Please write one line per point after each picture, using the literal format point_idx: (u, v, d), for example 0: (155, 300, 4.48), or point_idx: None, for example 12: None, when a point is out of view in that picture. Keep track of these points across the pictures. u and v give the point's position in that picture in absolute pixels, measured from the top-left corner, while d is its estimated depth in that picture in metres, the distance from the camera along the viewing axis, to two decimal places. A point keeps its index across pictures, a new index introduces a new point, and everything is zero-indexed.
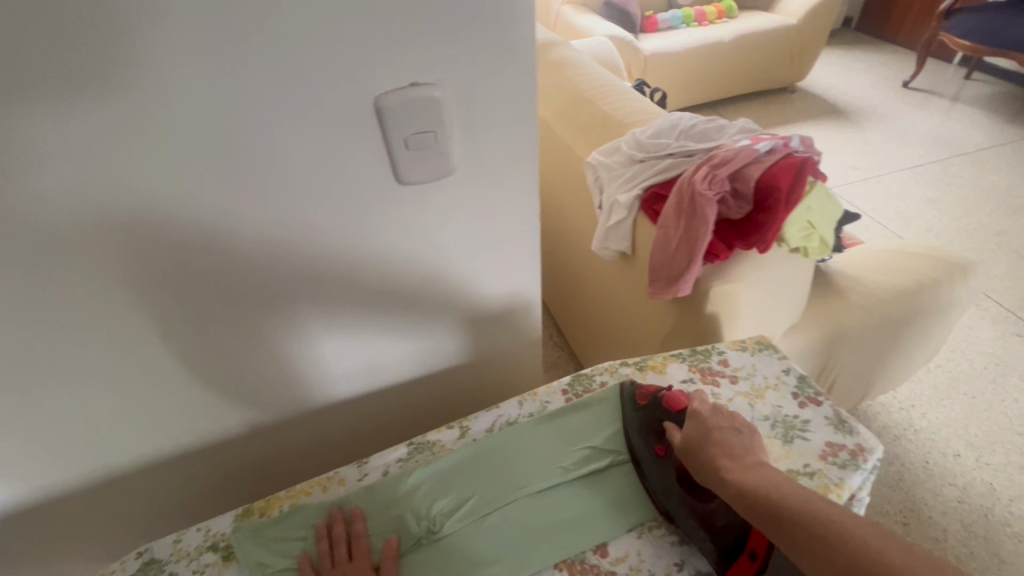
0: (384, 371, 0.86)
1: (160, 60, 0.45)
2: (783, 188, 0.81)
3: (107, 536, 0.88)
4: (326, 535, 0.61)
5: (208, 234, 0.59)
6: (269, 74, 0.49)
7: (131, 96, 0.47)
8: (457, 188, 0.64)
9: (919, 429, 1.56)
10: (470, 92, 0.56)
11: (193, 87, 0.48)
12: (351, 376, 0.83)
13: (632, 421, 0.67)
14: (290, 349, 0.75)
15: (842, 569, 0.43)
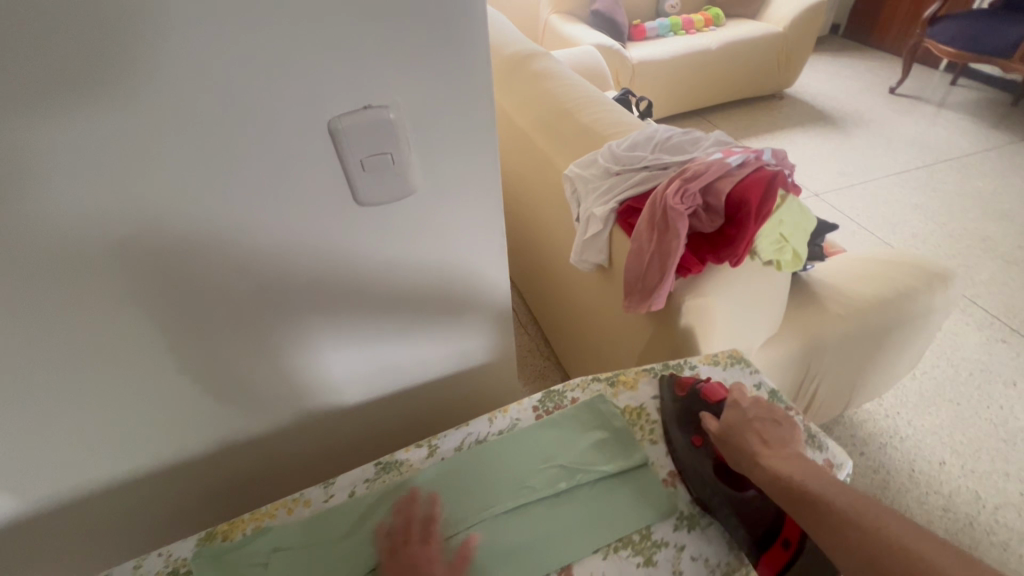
0: (389, 375, 0.85)
1: (94, 90, 0.43)
2: (753, 201, 0.81)
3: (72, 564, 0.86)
4: (404, 512, 0.63)
5: (163, 265, 0.57)
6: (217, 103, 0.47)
7: (60, 128, 0.44)
8: (420, 208, 0.64)
9: (905, 436, 1.56)
10: (425, 113, 0.55)
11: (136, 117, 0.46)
12: (352, 382, 0.82)
13: (671, 410, 0.71)
14: (292, 359, 0.74)
15: (872, 546, 0.48)
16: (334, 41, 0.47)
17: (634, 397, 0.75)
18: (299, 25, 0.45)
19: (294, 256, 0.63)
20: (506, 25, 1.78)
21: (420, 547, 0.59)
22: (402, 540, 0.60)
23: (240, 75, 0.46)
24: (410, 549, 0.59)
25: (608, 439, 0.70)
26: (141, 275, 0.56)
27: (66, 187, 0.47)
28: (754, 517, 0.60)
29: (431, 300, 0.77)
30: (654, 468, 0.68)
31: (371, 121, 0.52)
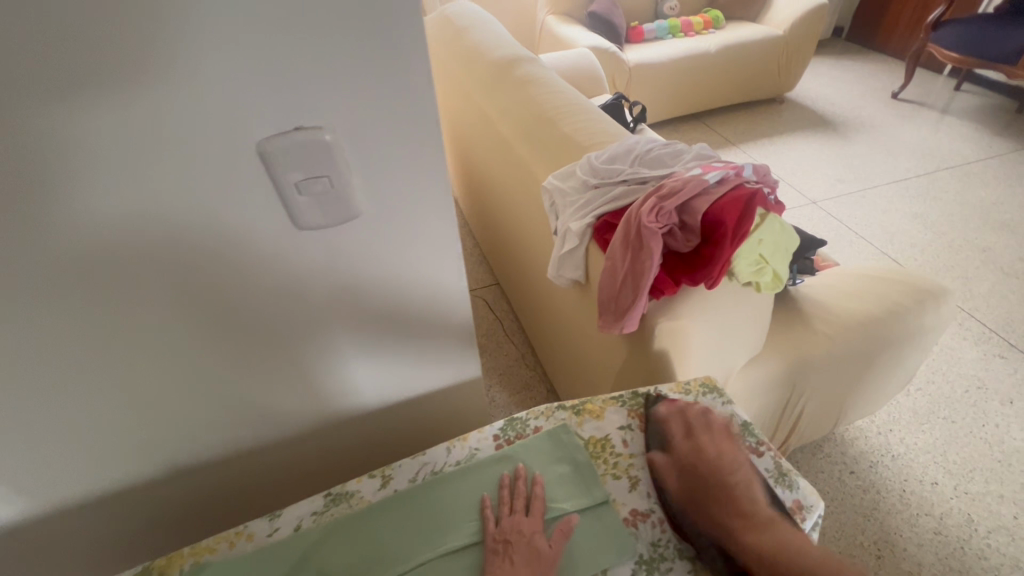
0: (384, 388, 0.85)
1: None
2: (730, 222, 0.78)
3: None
4: (508, 488, 0.64)
5: (82, 295, 0.53)
6: (123, 128, 0.43)
7: None
8: (368, 231, 0.60)
9: (897, 455, 1.52)
10: (365, 134, 0.51)
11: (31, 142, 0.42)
12: (344, 393, 0.82)
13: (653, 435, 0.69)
14: (282, 370, 0.74)
15: None
16: (253, 62, 0.43)
17: (600, 427, 0.71)
18: (212, 45, 0.41)
19: (233, 280, 0.59)
20: (495, 27, 1.74)
21: (525, 521, 0.60)
22: (504, 512, 0.62)
23: (148, 98, 0.42)
24: (512, 522, 0.60)
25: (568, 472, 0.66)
26: (59, 305, 0.53)
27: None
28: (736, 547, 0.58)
29: (389, 322, 0.74)
30: (615, 505, 0.64)
31: (303, 144, 0.48)
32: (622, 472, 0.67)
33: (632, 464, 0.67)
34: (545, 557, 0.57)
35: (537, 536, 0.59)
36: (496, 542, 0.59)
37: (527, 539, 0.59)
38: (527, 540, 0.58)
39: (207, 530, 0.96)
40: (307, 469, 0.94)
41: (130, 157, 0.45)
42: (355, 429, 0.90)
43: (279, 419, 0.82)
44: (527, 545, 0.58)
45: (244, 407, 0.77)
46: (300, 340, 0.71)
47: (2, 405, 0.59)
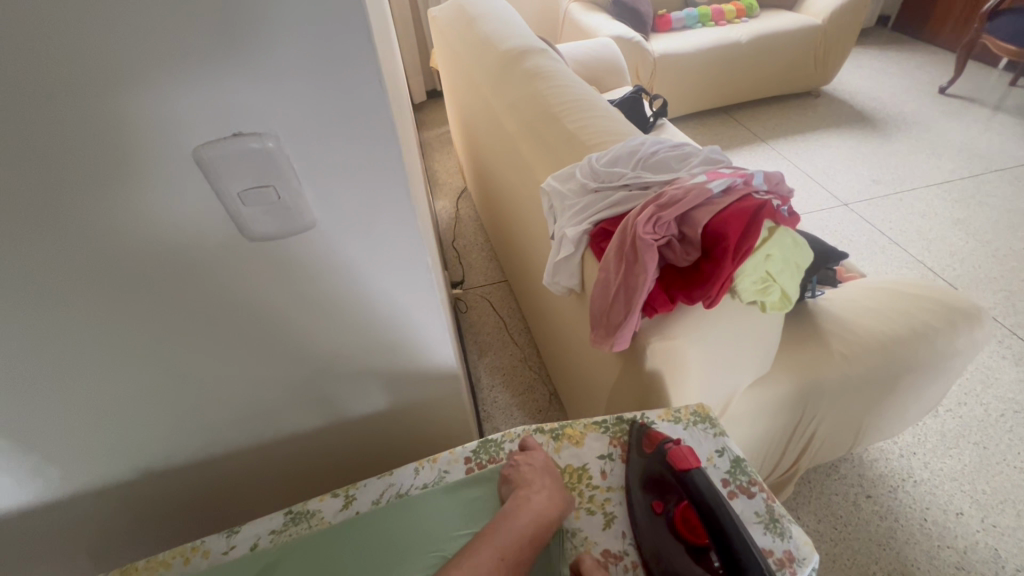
0: (361, 398, 0.82)
1: None
2: (733, 236, 0.71)
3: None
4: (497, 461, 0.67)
5: (24, 293, 0.52)
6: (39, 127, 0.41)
7: None
8: (327, 242, 0.56)
9: (919, 480, 1.42)
10: (313, 143, 0.47)
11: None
12: (319, 400, 0.80)
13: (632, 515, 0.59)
14: (250, 377, 0.72)
15: None
16: (178, 61, 0.39)
17: (578, 455, 0.66)
18: (129, 40, 0.38)
19: (186, 286, 0.57)
20: (509, 17, 1.67)
21: (541, 453, 0.64)
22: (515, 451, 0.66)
23: (67, 96, 0.39)
24: (528, 453, 0.64)
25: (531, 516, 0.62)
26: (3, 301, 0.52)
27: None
28: None
29: (360, 332, 0.71)
30: (587, 545, 0.59)
31: (244, 151, 0.45)
32: (597, 507, 0.62)
33: (608, 499, 0.62)
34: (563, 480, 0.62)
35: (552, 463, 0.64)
36: (518, 466, 0.62)
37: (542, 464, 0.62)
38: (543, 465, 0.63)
39: (190, 528, 0.96)
40: (288, 473, 0.92)
41: (58, 156, 0.43)
42: (334, 435, 0.88)
43: (253, 424, 0.80)
44: (546, 467, 0.62)
45: (212, 410, 0.75)
46: (266, 348, 0.68)
47: None
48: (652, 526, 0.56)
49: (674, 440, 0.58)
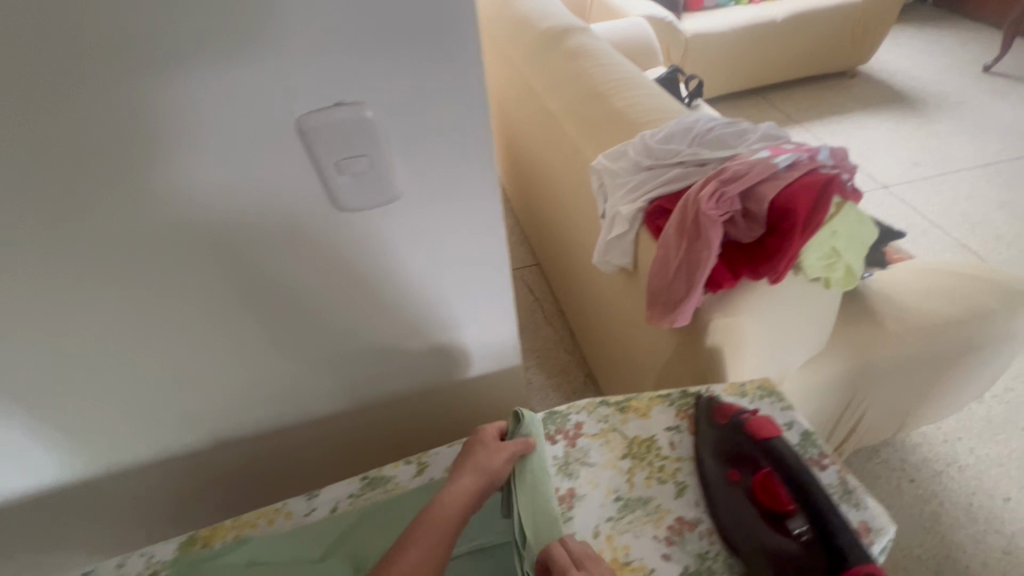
0: (421, 374, 0.83)
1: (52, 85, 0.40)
2: (802, 211, 0.70)
3: (77, 539, 0.88)
4: (562, 433, 0.67)
5: (119, 261, 0.53)
6: (154, 95, 0.42)
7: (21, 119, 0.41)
8: (411, 217, 0.57)
9: (964, 465, 1.41)
10: (409, 112, 0.48)
11: (68, 109, 0.42)
12: (383, 376, 0.81)
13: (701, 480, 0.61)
14: (320, 351, 0.73)
15: None
16: (293, 28, 0.41)
17: (645, 427, 0.67)
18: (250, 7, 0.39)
19: (268, 257, 0.58)
20: None
21: (488, 430, 0.63)
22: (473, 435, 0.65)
23: (189, 65, 0.41)
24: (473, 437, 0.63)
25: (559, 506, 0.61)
26: (98, 268, 0.53)
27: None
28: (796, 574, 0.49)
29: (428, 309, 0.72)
30: (660, 513, 0.60)
31: (345, 120, 0.46)
32: (668, 476, 0.63)
33: (680, 468, 0.63)
34: (502, 450, 0.60)
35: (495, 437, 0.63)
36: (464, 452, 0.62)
37: (495, 441, 0.62)
38: (495, 441, 0.61)
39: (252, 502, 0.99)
40: (343, 449, 0.94)
41: (175, 125, 0.44)
42: (389, 411, 0.89)
43: (315, 397, 0.81)
44: (480, 445, 0.61)
45: (282, 384, 0.77)
46: (335, 322, 0.69)
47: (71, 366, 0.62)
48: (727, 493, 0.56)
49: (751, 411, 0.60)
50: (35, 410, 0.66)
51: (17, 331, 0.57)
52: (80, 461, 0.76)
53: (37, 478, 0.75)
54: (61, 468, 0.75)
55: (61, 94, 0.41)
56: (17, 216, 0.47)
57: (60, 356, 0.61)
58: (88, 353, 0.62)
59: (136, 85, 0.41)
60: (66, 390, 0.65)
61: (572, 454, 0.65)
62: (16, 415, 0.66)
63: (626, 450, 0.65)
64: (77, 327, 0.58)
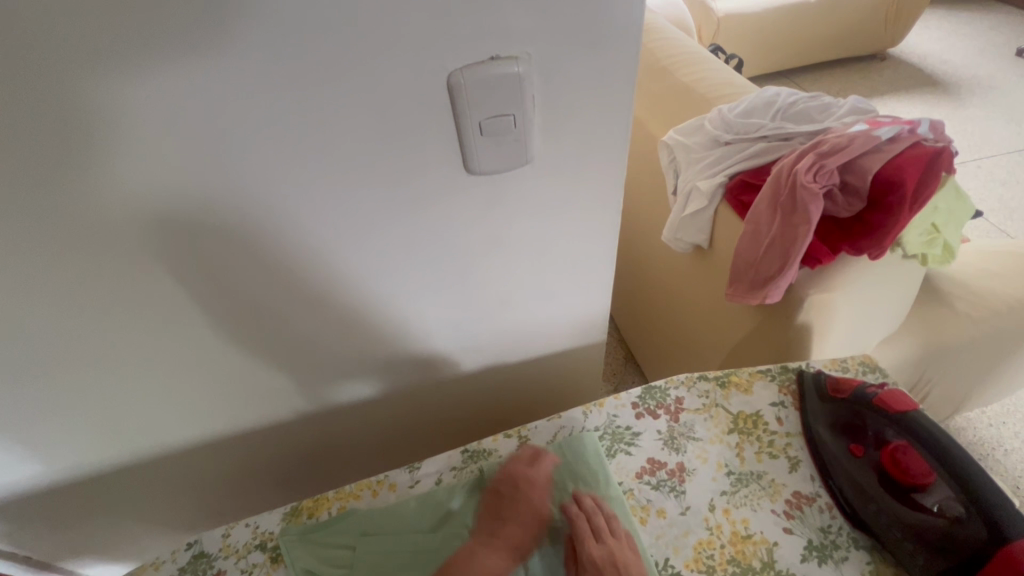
0: (502, 355, 0.81)
1: (220, 32, 0.40)
2: (908, 185, 0.70)
3: (149, 514, 0.88)
4: (663, 408, 0.66)
5: (242, 218, 0.53)
6: (313, 45, 0.42)
7: (181, 67, 0.41)
8: (532, 182, 0.57)
9: (1011, 449, 1.36)
10: (552, 68, 0.47)
11: (228, 56, 0.42)
12: (468, 353, 0.79)
13: (815, 458, 0.60)
14: (408, 327, 0.71)
15: None
16: None
17: (748, 401, 0.66)
18: None
19: (383, 221, 0.57)
20: None
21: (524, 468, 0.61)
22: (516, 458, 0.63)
23: (353, 12, 0.41)
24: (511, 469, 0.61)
25: (587, 513, 0.57)
26: (216, 223, 0.53)
27: (146, 127, 0.44)
28: (940, 543, 0.49)
29: (523, 283, 0.70)
30: (776, 488, 0.59)
31: (496, 75, 0.45)
32: (779, 452, 0.62)
33: (790, 444, 0.63)
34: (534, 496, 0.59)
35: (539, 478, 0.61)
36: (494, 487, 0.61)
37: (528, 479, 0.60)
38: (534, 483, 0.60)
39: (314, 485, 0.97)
40: (411, 433, 0.91)
41: (327, 76, 0.44)
42: (458, 395, 0.86)
43: (395, 375, 0.79)
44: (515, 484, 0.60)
45: (368, 362, 0.76)
46: (430, 295, 0.67)
47: (175, 329, 0.62)
48: (855, 466, 0.57)
49: (878, 385, 0.60)
50: (134, 373, 0.66)
51: (134, 290, 0.57)
52: (164, 430, 0.75)
53: (124, 447, 0.75)
54: (145, 437, 0.75)
55: (225, 40, 0.41)
56: (150, 168, 0.47)
57: (167, 319, 0.61)
58: (194, 317, 0.62)
59: (299, 31, 0.41)
60: (163, 357, 0.65)
61: (676, 429, 0.65)
62: (113, 381, 0.66)
63: (731, 425, 0.64)
64: (189, 288, 0.58)
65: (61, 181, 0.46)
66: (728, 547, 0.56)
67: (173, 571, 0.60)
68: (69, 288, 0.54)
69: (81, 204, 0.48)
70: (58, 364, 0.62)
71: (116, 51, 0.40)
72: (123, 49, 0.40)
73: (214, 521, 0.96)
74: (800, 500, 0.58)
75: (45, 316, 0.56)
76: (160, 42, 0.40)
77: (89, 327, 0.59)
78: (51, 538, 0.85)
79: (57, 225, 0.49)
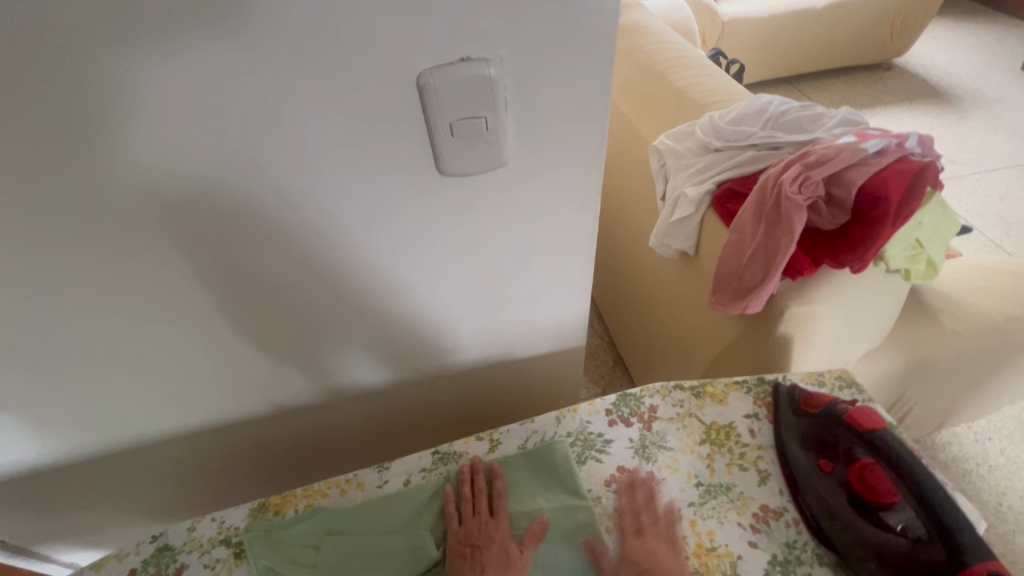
0: (481, 356, 0.80)
1: (184, 26, 0.40)
2: (892, 201, 0.69)
3: (122, 503, 0.88)
4: (637, 416, 0.66)
5: (211, 213, 0.52)
6: (280, 42, 0.42)
7: (143, 61, 0.41)
8: (509, 185, 0.56)
9: (995, 465, 1.36)
10: (527, 72, 0.47)
11: (193, 51, 0.41)
12: (446, 353, 0.78)
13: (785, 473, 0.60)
14: (383, 326, 0.71)
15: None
16: None
17: (723, 413, 0.66)
18: None
19: (356, 221, 0.56)
20: None
21: (493, 524, 0.57)
22: (468, 510, 0.58)
23: (321, 11, 0.40)
24: (477, 523, 0.57)
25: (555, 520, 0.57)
26: (184, 217, 0.52)
27: (110, 118, 0.44)
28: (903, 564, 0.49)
29: (501, 286, 0.69)
30: (744, 500, 0.59)
31: (468, 77, 0.45)
32: (750, 464, 0.62)
33: (761, 457, 0.62)
34: (515, 564, 0.54)
35: (503, 529, 0.57)
36: (465, 545, 0.56)
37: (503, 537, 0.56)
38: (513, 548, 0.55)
39: (291, 480, 0.97)
40: (390, 431, 0.91)
41: (295, 74, 0.44)
42: (437, 394, 0.86)
43: (373, 372, 0.78)
44: (495, 550, 0.55)
45: (343, 360, 0.75)
46: (407, 295, 0.67)
47: (145, 321, 0.62)
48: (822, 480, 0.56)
49: (852, 402, 0.61)
50: (104, 364, 0.65)
51: (102, 283, 0.56)
52: (136, 421, 0.75)
53: (96, 437, 0.75)
54: (116, 428, 0.74)
55: (189, 35, 0.40)
56: (115, 161, 0.46)
57: (138, 312, 0.60)
58: (164, 311, 0.61)
59: (264, 27, 0.41)
60: (134, 350, 0.65)
61: (648, 437, 0.64)
62: (83, 371, 0.65)
63: (703, 436, 0.64)
64: (157, 282, 0.58)
65: (23, 171, 0.46)
66: (692, 559, 0.56)
67: (136, 563, 0.60)
68: (35, 278, 0.54)
69: (46, 196, 0.48)
70: (25, 353, 0.61)
71: (75, 42, 0.39)
72: (82, 41, 0.39)
73: (189, 512, 0.96)
74: (767, 515, 0.58)
75: (11, 305, 0.56)
76: (121, 35, 0.39)
77: (56, 319, 0.58)
78: (23, 524, 0.85)
79: (22, 215, 0.49)
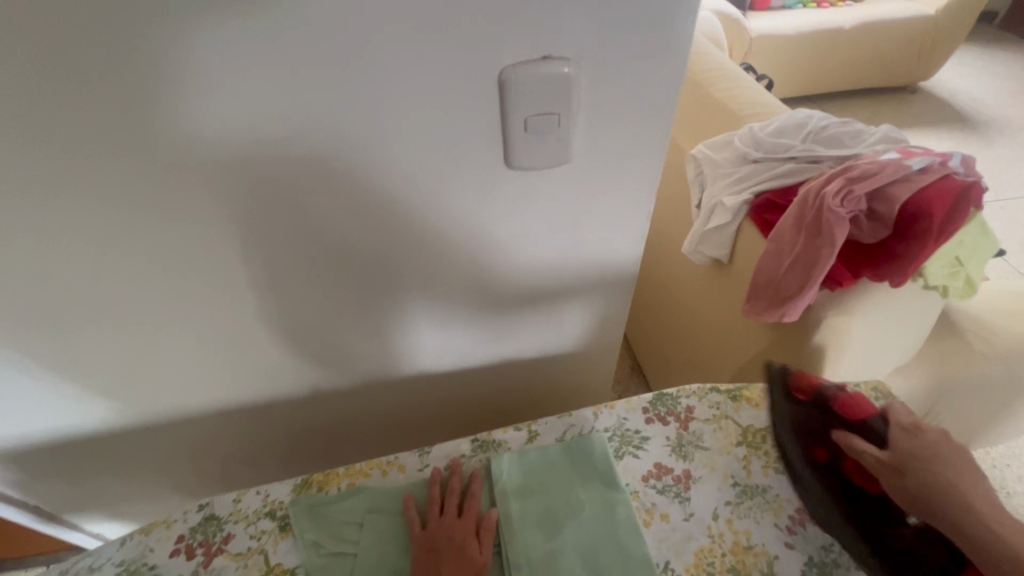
0: (516, 350, 0.82)
1: (284, 13, 0.42)
2: (935, 218, 0.70)
3: (156, 474, 0.90)
4: (673, 416, 0.67)
5: (280, 192, 0.55)
6: (370, 32, 0.44)
7: (242, 43, 0.43)
8: (568, 182, 0.58)
9: (1014, 492, 1.35)
10: (599, 73, 0.49)
11: (289, 36, 0.43)
12: (483, 345, 0.80)
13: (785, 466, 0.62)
14: (426, 313, 0.73)
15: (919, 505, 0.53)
16: None
17: (759, 416, 0.67)
18: None
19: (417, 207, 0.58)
20: None
21: (455, 525, 0.57)
22: (434, 512, 0.59)
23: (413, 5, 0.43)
24: (441, 525, 0.57)
25: (592, 512, 0.58)
26: (254, 194, 0.54)
27: (200, 94, 0.46)
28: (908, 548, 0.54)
29: (544, 280, 0.71)
30: (780, 502, 0.60)
31: (545, 75, 0.47)
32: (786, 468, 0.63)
33: None
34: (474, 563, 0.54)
35: (466, 529, 0.57)
36: (424, 547, 0.55)
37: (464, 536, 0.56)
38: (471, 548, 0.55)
39: (318, 463, 0.98)
40: (419, 419, 0.93)
41: (381, 63, 0.46)
42: (469, 385, 0.87)
43: (411, 360, 0.80)
44: (455, 550, 0.55)
45: (384, 345, 0.77)
46: (454, 283, 0.69)
47: (204, 294, 0.64)
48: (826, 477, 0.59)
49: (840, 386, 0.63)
50: (159, 333, 0.67)
51: (170, 254, 0.58)
52: (180, 393, 0.77)
53: (140, 406, 0.77)
54: (161, 398, 0.76)
55: (288, 20, 0.42)
56: (200, 135, 0.49)
57: (198, 284, 0.62)
58: (224, 285, 0.63)
59: (358, 16, 0.43)
60: (190, 321, 0.67)
61: (684, 437, 0.65)
62: (138, 339, 0.67)
63: (740, 438, 0.65)
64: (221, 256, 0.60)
65: (112, 140, 0.48)
66: (728, 556, 0.56)
67: (184, 530, 0.61)
68: (107, 244, 0.56)
69: (130, 166, 0.50)
70: (85, 318, 0.63)
71: (182, 21, 0.41)
72: (188, 20, 0.41)
73: (215, 489, 0.97)
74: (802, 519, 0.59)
75: (81, 270, 0.58)
76: (226, 17, 0.41)
77: (121, 286, 0.61)
78: (58, 489, 0.87)
79: (104, 182, 0.51)
